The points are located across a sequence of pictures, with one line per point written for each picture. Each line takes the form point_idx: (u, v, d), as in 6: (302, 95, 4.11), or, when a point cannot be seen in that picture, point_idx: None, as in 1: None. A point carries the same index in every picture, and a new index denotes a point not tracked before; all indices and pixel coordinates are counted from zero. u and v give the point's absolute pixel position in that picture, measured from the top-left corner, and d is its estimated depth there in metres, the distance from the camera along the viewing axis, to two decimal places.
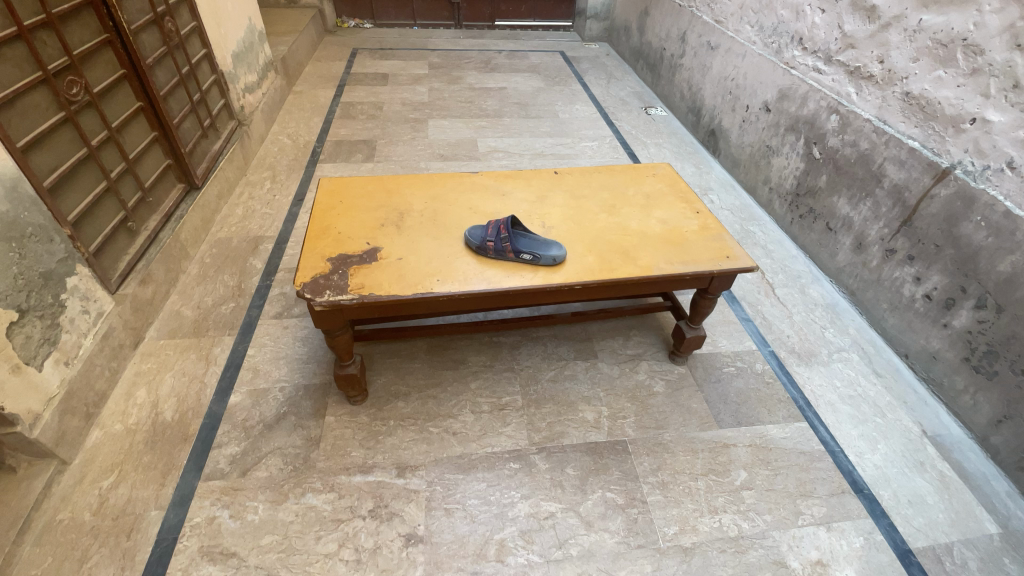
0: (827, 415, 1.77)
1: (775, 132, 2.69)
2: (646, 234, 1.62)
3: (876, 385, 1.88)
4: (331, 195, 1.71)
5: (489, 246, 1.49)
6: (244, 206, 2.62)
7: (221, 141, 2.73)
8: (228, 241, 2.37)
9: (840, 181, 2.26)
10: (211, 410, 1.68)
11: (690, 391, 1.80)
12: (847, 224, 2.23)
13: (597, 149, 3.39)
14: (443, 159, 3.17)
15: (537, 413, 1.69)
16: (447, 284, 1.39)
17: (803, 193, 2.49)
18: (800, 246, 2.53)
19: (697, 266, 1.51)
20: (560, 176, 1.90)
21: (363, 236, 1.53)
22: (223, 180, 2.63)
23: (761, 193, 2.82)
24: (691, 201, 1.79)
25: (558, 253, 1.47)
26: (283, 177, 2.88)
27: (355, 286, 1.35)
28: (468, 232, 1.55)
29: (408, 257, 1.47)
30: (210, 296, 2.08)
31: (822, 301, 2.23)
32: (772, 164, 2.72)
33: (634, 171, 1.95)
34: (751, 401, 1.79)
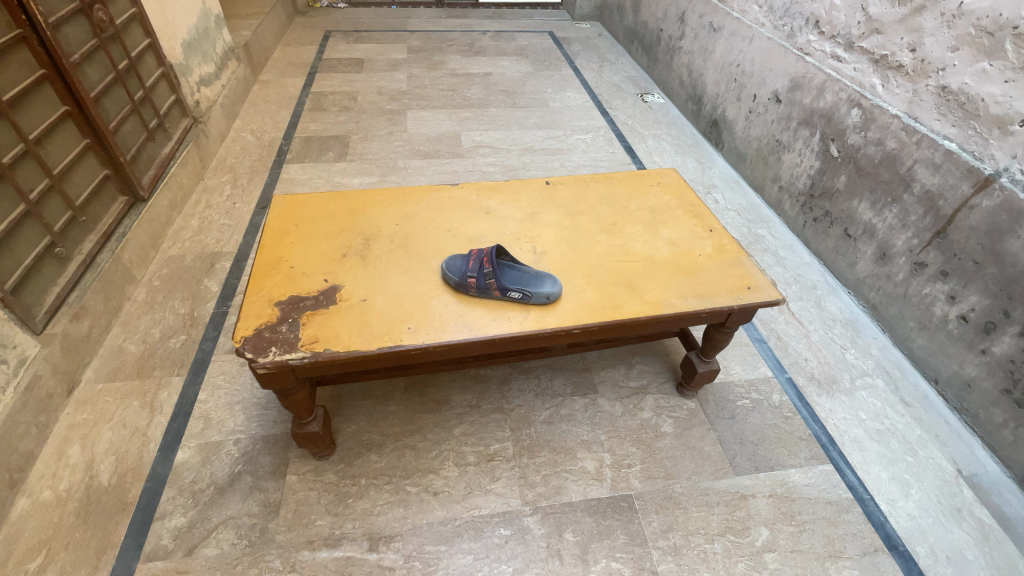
0: (853, 455, 1.59)
1: (785, 125, 2.46)
2: (654, 260, 1.40)
3: (905, 417, 1.71)
4: (285, 218, 1.46)
5: (470, 283, 1.24)
6: (200, 216, 2.35)
7: (172, 143, 2.44)
8: (181, 260, 2.11)
9: (862, 184, 2.04)
10: (154, 471, 1.45)
11: (701, 431, 1.60)
12: (869, 232, 2.02)
13: (591, 142, 3.13)
14: (423, 156, 2.90)
15: (530, 465, 1.48)
16: (420, 333, 1.17)
17: (819, 194, 2.27)
18: (813, 252, 2.32)
19: (714, 301, 1.30)
20: (553, 187, 1.66)
21: (320, 272, 1.29)
22: (175, 188, 2.35)
23: (769, 192, 2.60)
24: (702, 216, 1.57)
25: (552, 290, 1.24)
26: (245, 181, 2.61)
27: (307, 341, 1.12)
28: (446, 264, 1.31)
29: (374, 298, 1.23)
30: (157, 328, 1.84)
31: (840, 316, 2.04)
32: (782, 160, 2.49)
33: (636, 179, 1.72)
34: (769, 441, 1.60)
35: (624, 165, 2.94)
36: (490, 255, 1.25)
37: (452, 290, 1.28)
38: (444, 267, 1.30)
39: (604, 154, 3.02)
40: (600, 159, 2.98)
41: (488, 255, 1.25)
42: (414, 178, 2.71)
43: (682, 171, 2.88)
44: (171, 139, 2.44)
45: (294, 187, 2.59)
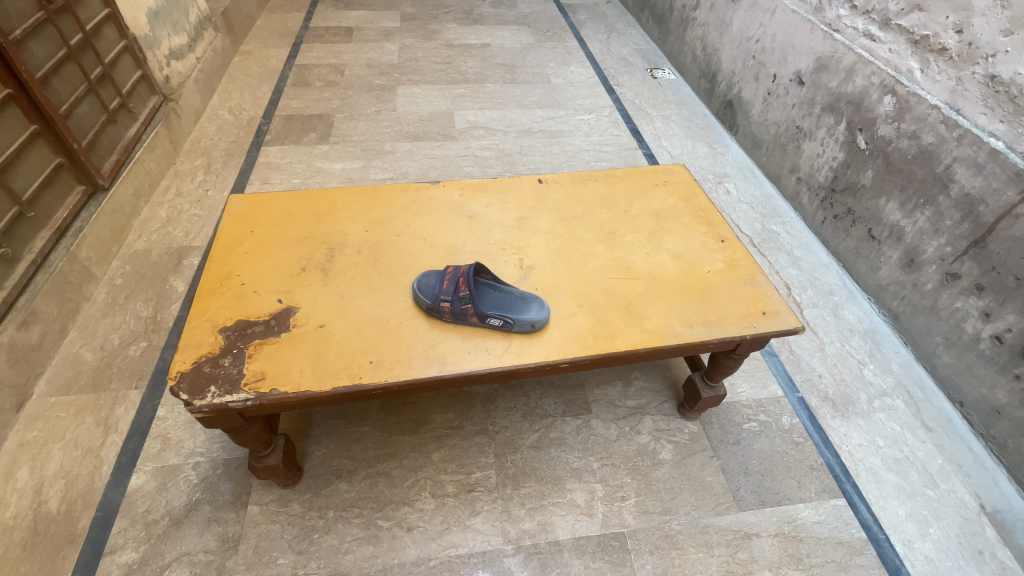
0: (868, 488, 1.46)
1: (807, 111, 2.24)
2: (656, 278, 1.23)
3: (925, 444, 1.57)
4: (241, 223, 1.30)
5: (444, 307, 1.08)
6: (170, 206, 2.18)
7: (139, 125, 2.25)
8: (146, 256, 1.96)
9: (891, 181, 1.85)
10: (106, 498, 1.34)
11: (702, 459, 1.47)
12: (896, 235, 1.84)
13: (595, 123, 2.90)
14: (412, 138, 2.69)
15: (513, 498, 1.36)
16: (383, 368, 1.01)
17: (841, 190, 2.08)
18: (831, 252, 2.14)
19: (723, 329, 1.13)
20: (546, 186, 1.48)
21: (275, 290, 1.14)
22: (141, 175, 2.18)
23: (786, 184, 2.40)
24: (713, 223, 1.39)
25: (538, 317, 1.08)
26: (219, 165, 2.42)
27: (252, 379, 0.98)
28: (417, 283, 1.14)
29: (334, 323, 1.08)
30: (116, 334, 1.70)
31: (859, 327, 1.88)
32: (802, 150, 2.28)
33: (640, 178, 1.53)
34: (777, 471, 1.47)
35: (630, 151, 2.72)
36: (468, 276, 1.09)
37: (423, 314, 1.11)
38: (415, 286, 1.13)
39: (608, 137, 2.79)
40: (603, 143, 2.76)
41: (465, 275, 1.09)
42: (401, 164, 2.51)
43: (691, 157, 2.67)
44: (137, 120, 2.26)
45: (272, 172, 2.40)
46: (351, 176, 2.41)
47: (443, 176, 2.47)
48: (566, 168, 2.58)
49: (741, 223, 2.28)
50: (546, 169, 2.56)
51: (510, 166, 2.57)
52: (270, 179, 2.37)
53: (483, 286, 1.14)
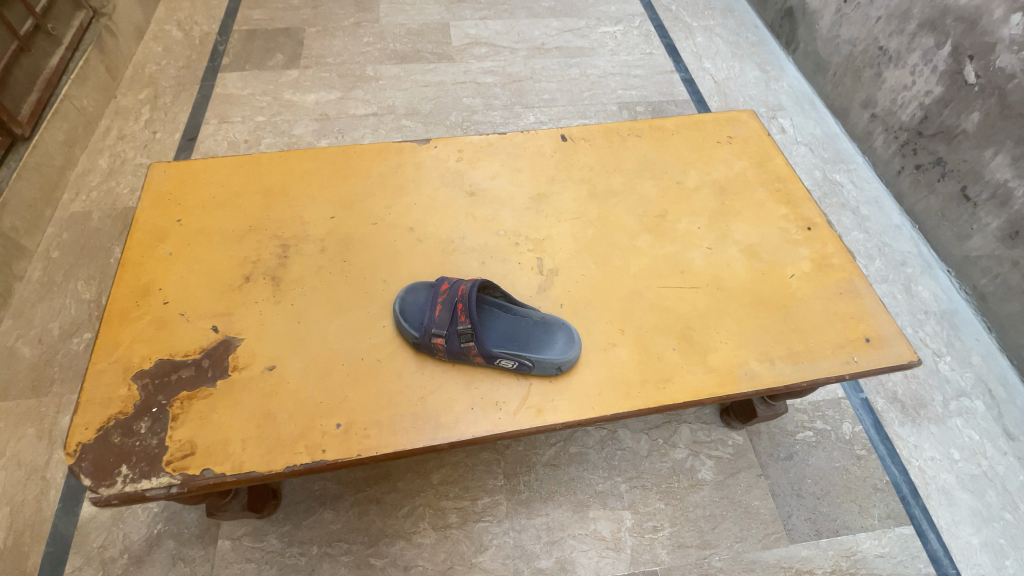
0: (939, 513, 1.26)
1: (897, 26, 1.76)
2: (723, 287, 0.92)
3: (1006, 456, 1.34)
4: (167, 209, 0.98)
5: (436, 342, 0.78)
6: (111, 153, 1.81)
7: (63, 49, 1.81)
8: (86, 221, 1.63)
9: (1006, 129, 1.45)
10: (57, 531, 1.15)
11: (749, 478, 1.25)
12: (1001, 198, 1.48)
13: (623, 37, 2.37)
14: (398, 60, 2.20)
15: (527, 530, 1.16)
16: (353, 434, 0.74)
17: (931, 133, 1.66)
18: (905, 212, 1.78)
19: (814, 365, 0.85)
20: (572, 146, 1.10)
21: (209, 313, 0.85)
22: (72, 115, 1.78)
23: (855, 120, 1.96)
24: (794, 204, 1.06)
25: (565, 358, 0.79)
26: (168, 98, 1.99)
27: (178, 454, 0.72)
28: (398, 302, 0.83)
29: (288, 364, 0.80)
30: (56, 323, 1.43)
31: (934, 308, 1.58)
32: (884, 78, 1.82)
33: (695, 134, 1.16)
34: (836, 493, 1.25)
35: (664, 75, 2.23)
36: (470, 299, 0.79)
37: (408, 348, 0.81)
38: (397, 307, 0.83)
39: (639, 56, 2.29)
40: (633, 65, 2.26)
41: (467, 299, 0.79)
42: (386, 94, 2.07)
43: (739, 83, 2.20)
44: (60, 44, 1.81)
45: (231, 107, 1.98)
46: (327, 113, 1.98)
47: (438, 112, 2.04)
48: (587, 99, 2.12)
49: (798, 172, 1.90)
50: (564, 100, 2.10)
51: (519, 96, 2.10)
52: (230, 116, 1.96)
53: (489, 309, 0.84)
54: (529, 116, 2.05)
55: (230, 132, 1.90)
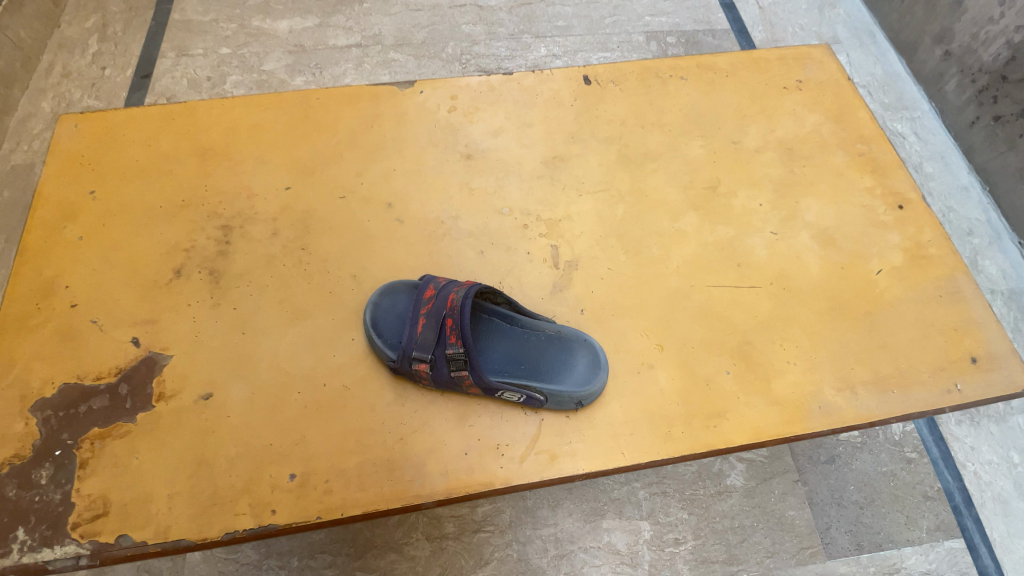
0: (992, 525, 1.08)
1: None
2: (792, 286, 0.71)
3: None
4: (79, 178, 0.77)
5: (418, 370, 0.59)
6: (54, 94, 1.39)
7: None
8: (24, 177, 1.32)
9: None
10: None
11: (783, 485, 1.10)
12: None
13: None
14: None
15: (533, 542, 1.03)
16: (311, 490, 0.57)
17: (1018, 79, 1.13)
18: (975, 170, 1.27)
19: (906, 396, 0.66)
20: (599, 91, 0.85)
21: (128, 320, 0.66)
22: (1, 47, 1.35)
23: (919, 56, 1.34)
24: (881, 173, 0.83)
25: (587, 394, 0.60)
26: (119, 26, 1.49)
27: (88, 514, 0.56)
28: (369, 311, 0.64)
29: (228, 391, 0.61)
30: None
31: (1003, 286, 1.17)
32: (964, 8, 1.21)
33: (757, 77, 0.90)
34: (881, 502, 1.09)
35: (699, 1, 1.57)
36: (463, 313, 0.59)
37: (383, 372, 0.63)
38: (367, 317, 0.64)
39: None
40: None
41: (459, 312, 0.59)
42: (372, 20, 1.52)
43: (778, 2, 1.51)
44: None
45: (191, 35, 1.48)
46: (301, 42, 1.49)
47: (433, 42, 1.50)
48: (605, 27, 1.54)
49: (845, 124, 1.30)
50: (581, 29, 1.50)
51: (528, 22, 1.53)
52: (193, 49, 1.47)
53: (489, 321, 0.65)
54: (541, 49, 1.50)
55: (189, 67, 1.42)
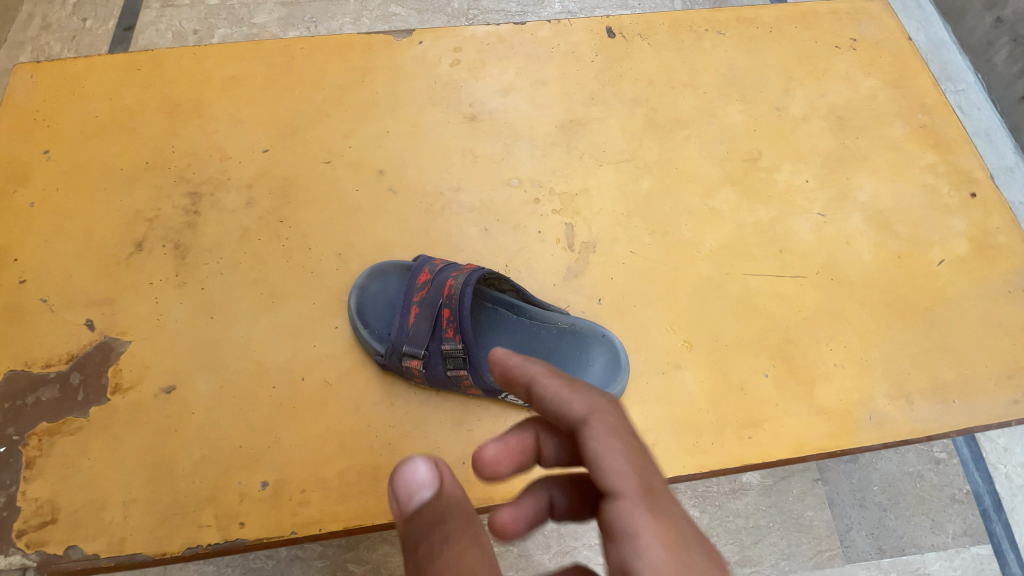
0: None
1: None
2: (842, 277, 0.62)
3: None
4: (32, 135, 0.68)
5: (410, 368, 0.51)
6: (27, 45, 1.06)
7: None
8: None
9: None
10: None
11: (801, 482, 0.84)
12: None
13: None
14: None
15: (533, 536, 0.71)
16: (286, 500, 0.50)
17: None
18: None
19: (968, 407, 0.58)
20: (624, 46, 0.74)
21: (82, 300, 0.58)
22: None
23: (970, 22, 0.87)
24: (944, 148, 0.72)
25: (603, 399, 0.52)
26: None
27: (34, 521, 0.49)
28: (355, 297, 0.56)
29: (194, 383, 0.54)
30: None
31: None
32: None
33: (806, 33, 0.79)
34: (906, 504, 0.82)
35: None
36: (463, 304, 0.50)
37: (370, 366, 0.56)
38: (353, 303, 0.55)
39: None
40: None
41: (459, 302, 0.50)
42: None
43: None
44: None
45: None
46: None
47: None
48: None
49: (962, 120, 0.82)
50: None
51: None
52: None
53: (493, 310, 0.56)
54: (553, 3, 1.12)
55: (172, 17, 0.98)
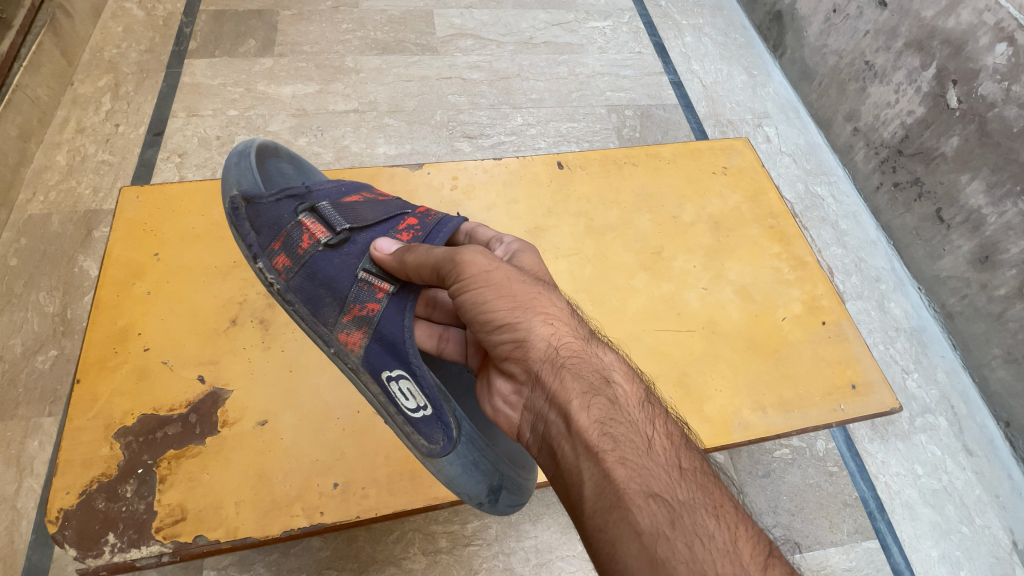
0: (900, 527, 1.08)
1: (889, 32, 1.29)
2: (718, 331, 0.93)
3: (964, 471, 1.13)
4: (141, 240, 0.90)
5: (313, 215, 0.73)
6: (69, 148, 1.28)
7: (19, 32, 1.23)
8: (44, 225, 1.18)
9: (982, 156, 1.13)
10: (30, 566, 0.90)
11: None
12: (973, 223, 1.16)
13: (654, 21, 1.69)
14: (401, 34, 1.54)
15: (516, 553, 0.95)
16: (350, 493, 0.74)
17: (911, 152, 1.27)
18: (882, 226, 1.38)
19: (803, 415, 0.88)
20: (569, 174, 1.07)
21: (192, 360, 0.81)
22: (19, 102, 1.23)
23: (835, 136, 1.48)
24: (788, 242, 1.06)
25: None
26: (131, 86, 1.38)
27: (169, 519, 0.71)
28: (271, 166, 0.80)
29: (280, 418, 0.78)
30: (18, 338, 1.06)
31: (904, 324, 1.27)
32: (868, 94, 1.37)
33: (693, 160, 1.13)
34: (808, 509, 1.07)
35: (653, 76, 1.60)
36: (443, 222, 0.72)
37: (252, 162, 0.76)
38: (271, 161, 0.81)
39: (628, 54, 1.62)
40: (623, 62, 1.60)
41: (436, 217, 0.73)
42: (369, 88, 1.44)
43: (724, 90, 1.58)
44: (11, 24, 1.22)
45: (201, 98, 1.37)
46: (304, 107, 1.39)
47: (423, 110, 1.43)
48: (573, 100, 1.51)
49: (779, 184, 1.44)
50: (551, 102, 1.49)
51: (506, 95, 1.49)
52: (201, 108, 1.36)
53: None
54: (517, 119, 1.46)
55: (201, 127, 1.32)
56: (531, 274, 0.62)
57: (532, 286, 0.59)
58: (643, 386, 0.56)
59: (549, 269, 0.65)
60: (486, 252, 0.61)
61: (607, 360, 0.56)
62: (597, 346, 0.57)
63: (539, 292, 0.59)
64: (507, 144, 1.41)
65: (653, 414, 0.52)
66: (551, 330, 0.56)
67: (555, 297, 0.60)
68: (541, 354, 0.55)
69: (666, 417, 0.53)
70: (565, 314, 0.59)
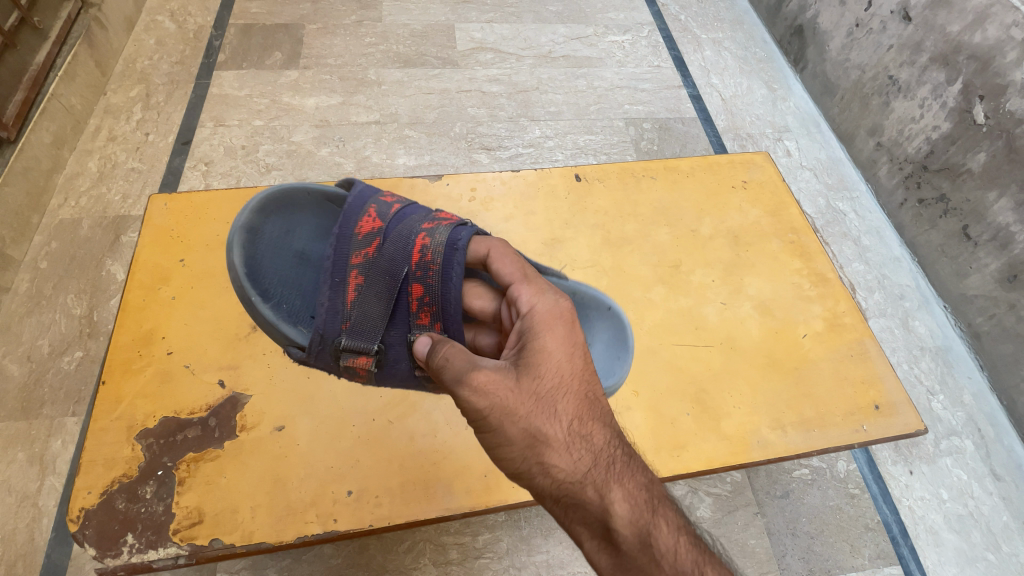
0: (924, 553, 1.04)
1: (915, 45, 1.27)
2: (737, 346, 0.92)
3: (991, 496, 1.09)
4: (168, 247, 0.92)
5: (346, 349, 0.71)
6: (101, 155, 1.32)
7: (55, 42, 1.29)
8: (74, 230, 1.22)
9: (1013, 172, 1.10)
10: (49, 564, 0.91)
11: (746, 517, 1.04)
12: (1001, 241, 1.13)
13: (672, 35, 1.70)
14: (421, 48, 1.57)
15: (527, 569, 0.94)
16: (362, 501, 0.74)
17: (936, 169, 1.25)
18: (907, 242, 1.35)
19: (824, 434, 0.86)
20: (587, 186, 1.07)
21: (213, 365, 0.82)
22: (55, 110, 1.28)
23: (858, 153, 1.46)
24: (809, 257, 1.04)
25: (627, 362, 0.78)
26: (162, 96, 1.43)
27: (186, 522, 0.72)
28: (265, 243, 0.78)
29: (297, 424, 0.79)
30: (45, 339, 1.09)
31: (929, 344, 1.23)
32: (891, 109, 1.35)
33: (713, 173, 1.12)
34: (829, 533, 1.04)
35: (672, 89, 1.60)
36: (447, 273, 0.70)
37: (262, 303, 0.74)
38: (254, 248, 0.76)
39: (647, 67, 1.62)
40: (641, 74, 1.61)
41: (438, 274, 0.70)
42: (390, 100, 1.47)
43: (744, 104, 1.58)
44: (47, 35, 1.29)
45: (228, 108, 1.41)
46: (327, 118, 1.42)
47: (443, 122, 1.45)
48: (592, 113, 1.52)
49: (800, 200, 1.43)
50: (569, 114, 1.50)
51: (524, 107, 1.50)
52: (227, 119, 1.40)
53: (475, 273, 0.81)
54: (536, 131, 1.47)
55: (227, 137, 1.36)
56: (530, 390, 0.55)
57: (531, 418, 0.54)
58: (658, 509, 0.51)
59: (557, 365, 0.57)
60: (475, 389, 0.55)
61: (616, 496, 0.51)
62: (602, 481, 0.51)
63: (536, 421, 0.54)
64: (525, 156, 1.42)
65: (666, 553, 0.48)
66: (549, 476, 0.52)
67: (555, 422, 0.54)
68: (547, 500, 0.53)
69: (682, 545, 0.50)
70: (568, 442, 0.54)
